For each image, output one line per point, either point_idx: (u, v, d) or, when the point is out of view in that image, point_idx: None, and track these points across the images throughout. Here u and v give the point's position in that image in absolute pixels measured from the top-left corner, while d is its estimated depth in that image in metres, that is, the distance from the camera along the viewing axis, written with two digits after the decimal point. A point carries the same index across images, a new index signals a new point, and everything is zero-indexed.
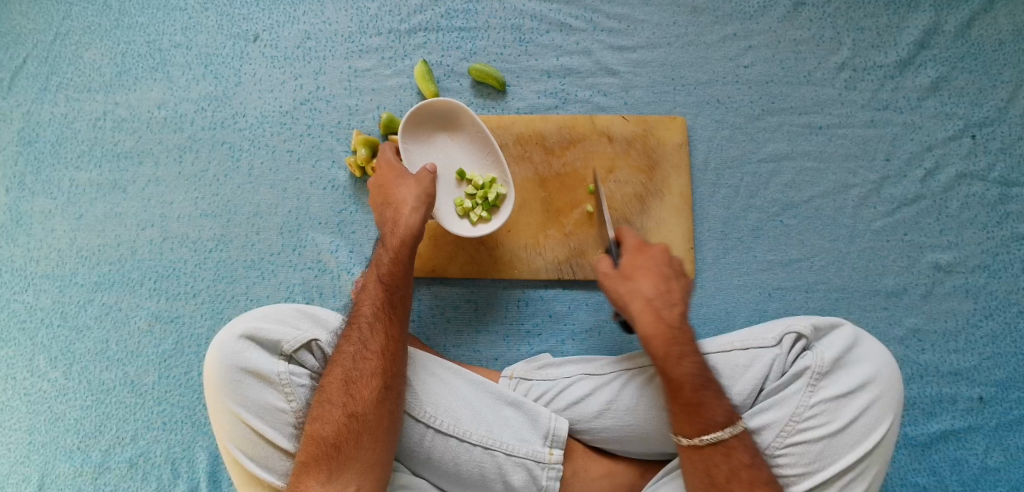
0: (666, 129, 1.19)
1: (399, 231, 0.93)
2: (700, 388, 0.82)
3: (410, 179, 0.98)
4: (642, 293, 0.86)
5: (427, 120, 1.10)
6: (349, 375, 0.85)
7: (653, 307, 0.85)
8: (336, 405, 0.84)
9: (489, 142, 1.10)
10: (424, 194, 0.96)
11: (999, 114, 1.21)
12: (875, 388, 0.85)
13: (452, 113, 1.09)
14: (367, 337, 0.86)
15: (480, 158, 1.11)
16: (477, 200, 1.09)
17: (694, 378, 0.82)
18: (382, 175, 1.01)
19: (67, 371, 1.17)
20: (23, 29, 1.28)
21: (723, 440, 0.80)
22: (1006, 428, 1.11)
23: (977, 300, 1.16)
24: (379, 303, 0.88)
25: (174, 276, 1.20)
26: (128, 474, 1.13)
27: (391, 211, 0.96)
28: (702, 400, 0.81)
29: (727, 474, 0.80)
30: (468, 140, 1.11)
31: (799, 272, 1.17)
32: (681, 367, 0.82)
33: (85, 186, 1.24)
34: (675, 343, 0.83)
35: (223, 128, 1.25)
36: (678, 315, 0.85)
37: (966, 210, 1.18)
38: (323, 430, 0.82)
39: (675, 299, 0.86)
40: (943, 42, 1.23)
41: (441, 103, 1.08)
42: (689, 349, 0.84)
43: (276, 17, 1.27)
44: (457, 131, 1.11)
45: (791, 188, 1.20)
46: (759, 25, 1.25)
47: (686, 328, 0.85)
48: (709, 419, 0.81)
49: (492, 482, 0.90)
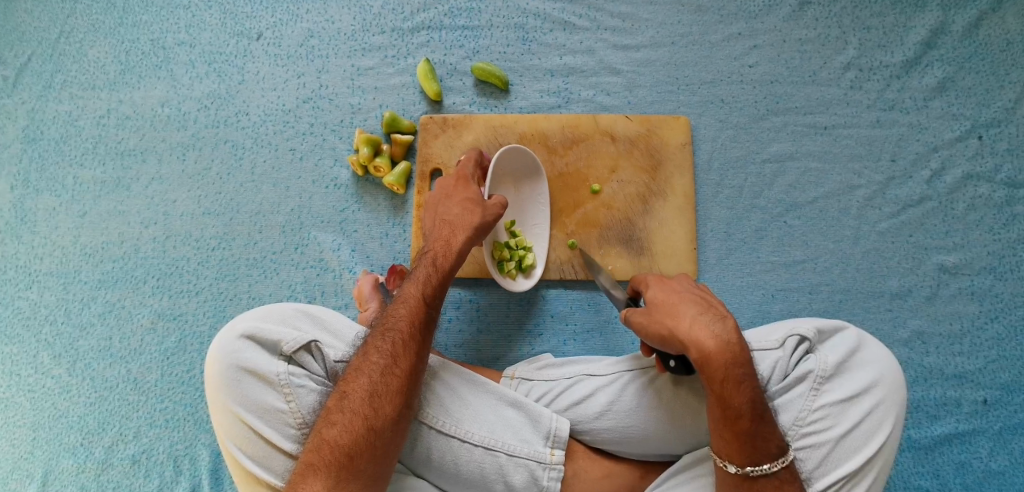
0: (670, 128, 1.18)
1: (451, 257, 0.95)
2: (756, 419, 0.78)
3: (478, 206, 1.00)
4: (686, 314, 0.82)
5: (508, 165, 1.11)
6: (374, 387, 0.82)
7: (704, 323, 0.80)
8: (356, 414, 0.80)
9: (545, 207, 1.14)
10: (481, 226, 0.99)
11: (1006, 114, 1.19)
12: (879, 392, 0.84)
13: (531, 173, 1.14)
14: (399, 354, 0.85)
15: (531, 221, 1.15)
16: (514, 255, 1.11)
17: (752, 409, 0.78)
18: (456, 188, 1.04)
19: (70, 368, 1.17)
20: (28, 27, 1.28)
21: (773, 472, 0.79)
22: (1010, 432, 1.10)
23: (983, 302, 1.15)
24: (419, 323, 0.88)
25: (177, 274, 1.20)
26: (131, 471, 1.13)
27: (447, 230, 0.98)
28: (757, 431, 0.78)
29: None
30: (531, 198, 1.15)
31: (802, 273, 1.16)
32: (740, 395, 0.77)
33: (89, 183, 1.24)
34: (735, 366, 0.78)
35: (226, 126, 1.25)
36: (731, 328, 0.80)
37: (971, 211, 1.17)
38: (338, 438, 0.78)
39: (722, 315, 0.82)
40: (950, 42, 1.22)
41: (528, 156, 1.11)
42: (747, 372, 0.78)
43: (279, 15, 1.27)
44: (527, 182, 1.14)
45: (795, 189, 1.19)
46: (764, 24, 1.24)
47: (743, 344, 0.80)
48: (763, 450, 0.78)
49: (492, 483, 0.89)
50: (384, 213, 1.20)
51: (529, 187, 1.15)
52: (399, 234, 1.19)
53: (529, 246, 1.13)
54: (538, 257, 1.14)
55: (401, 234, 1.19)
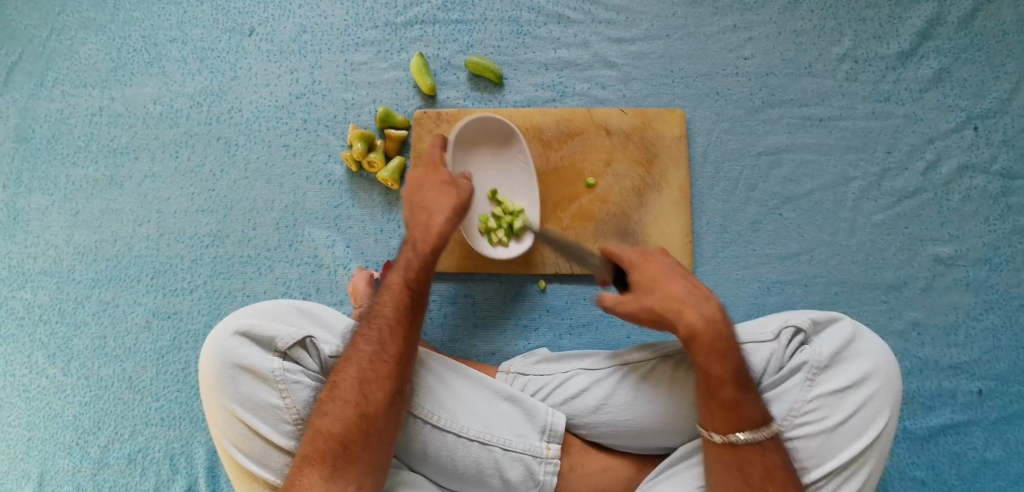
0: (665, 121, 1.18)
1: (432, 239, 0.94)
2: (738, 388, 0.80)
3: (453, 188, 0.98)
4: (675, 295, 0.82)
5: (478, 130, 1.10)
6: (363, 374, 0.82)
7: (693, 304, 0.82)
8: (346, 401, 0.80)
9: (527, 166, 1.11)
10: (461, 206, 0.97)
11: (1001, 105, 1.19)
12: (874, 383, 0.84)
13: (506, 136, 1.12)
14: (385, 340, 0.84)
15: (517, 182, 1.12)
16: (501, 222, 1.09)
17: (735, 378, 0.79)
18: (427, 175, 1.00)
19: (65, 368, 1.17)
20: (19, 24, 1.27)
21: (758, 441, 0.79)
22: (1006, 422, 1.11)
23: (978, 294, 1.15)
24: (404, 308, 0.87)
25: (172, 271, 1.20)
26: (127, 470, 1.13)
27: (425, 214, 0.96)
28: (740, 400, 0.79)
29: (762, 474, 0.78)
30: (511, 163, 1.12)
31: (798, 266, 1.16)
32: (723, 366, 0.79)
33: (81, 182, 1.23)
34: (719, 340, 0.80)
35: (219, 123, 1.24)
36: (715, 308, 0.82)
37: (967, 203, 1.17)
38: (330, 427, 0.79)
39: (707, 294, 0.84)
40: (945, 33, 1.21)
41: (497, 121, 1.09)
42: (731, 346, 0.81)
43: (271, 10, 1.26)
44: (502, 147, 1.13)
45: (790, 181, 1.19)
46: (759, 16, 1.23)
47: (727, 321, 0.82)
48: (746, 419, 0.79)
49: (489, 478, 0.89)
50: (378, 209, 1.20)
51: (508, 151, 1.13)
52: (394, 229, 1.19)
53: (518, 210, 1.10)
54: (530, 219, 1.10)
55: (396, 229, 1.19)
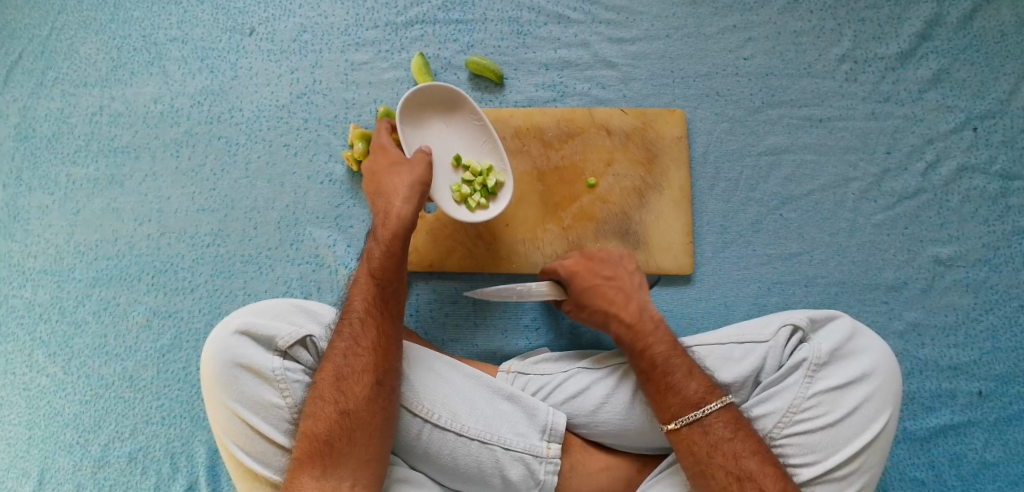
0: (665, 121, 1.18)
1: (391, 224, 0.92)
2: (667, 373, 0.87)
3: (404, 166, 0.96)
4: (598, 302, 0.97)
5: (420, 104, 1.06)
6: (340, 371, 0.84)
7: (613, 309, 0.96)
8: (326, 401, 0.82)
9: (482, 123, 1.08)
10: (417, 182, 0.95)
11: (1001, 106, 1.19)
12: (874, 380, 0.85)
13: (451, 100, 1.07)
14: (358, 334, 0.86)
15: (478, 144, 1.09)
16: (475, 186, 1.06)
17: (660, 364, 0.88)
18: (379, 159, 1.00)
19: (66, 366, 1.17)
20: (19, 23, 1.27)
21: (699, 420, 0.83)
22: (1005, 423, 1.11)
23: (977, 294, 1.15)
24: (374, 301, 0.88)
25: (173, 270, 1.20)
26: (128, 469, 1.13)
27: (383, 201, 0.95)
28: (671, 384, 0.86)
29: (708, 450, 0.82)
30: (465, 126, 1.09)
31: (798, 266, 1.17)
32: (646, 356, 0.89)
33: (81, 181, 1.23)
34: (638, 337, 0.92)
35: (219, 122, 1.24)
36: (634, 310, 0.95)
37: (966, 203, 1.17)
38: (314, 428, 0.81)
39: (628, 298, 0.97)
40: (945, 34, 1.21)
41: (437, 87, 1.04)
42: (653, 339, 0.91)
43: (271, 9, 1.26)
44: (452, 114, 1.08)
45: (790, 181, 1.19)
46: (759, 16, 1.24)
47: (647, 319, 0.94)
48: (681, 403, 0.84)
49: (490, 477, 0.90)
50: None
51: (458, 116, 1.09)
52: None
53: (487, 169, 1.07)
54: (503, 173, 1.08)
55: None
